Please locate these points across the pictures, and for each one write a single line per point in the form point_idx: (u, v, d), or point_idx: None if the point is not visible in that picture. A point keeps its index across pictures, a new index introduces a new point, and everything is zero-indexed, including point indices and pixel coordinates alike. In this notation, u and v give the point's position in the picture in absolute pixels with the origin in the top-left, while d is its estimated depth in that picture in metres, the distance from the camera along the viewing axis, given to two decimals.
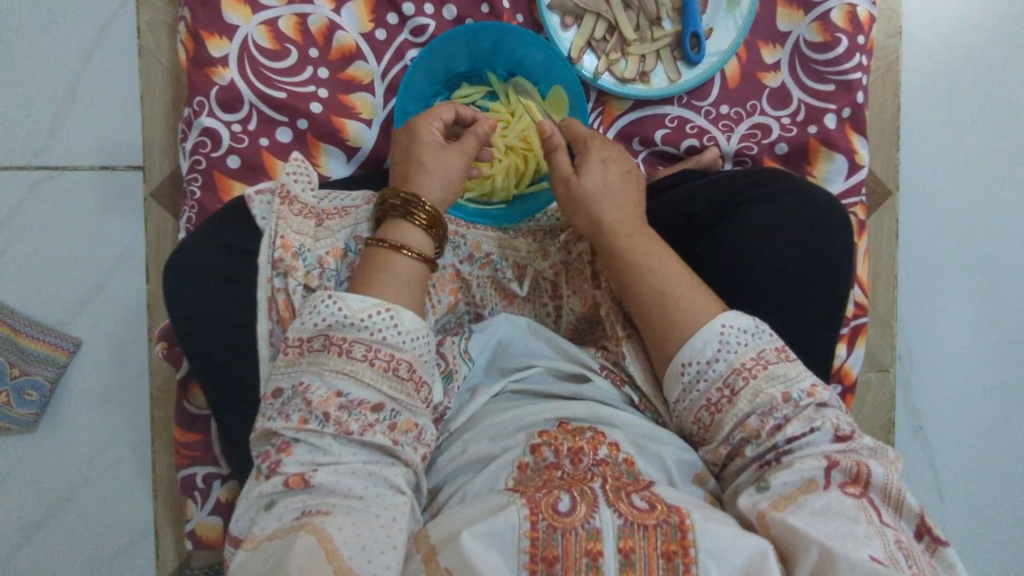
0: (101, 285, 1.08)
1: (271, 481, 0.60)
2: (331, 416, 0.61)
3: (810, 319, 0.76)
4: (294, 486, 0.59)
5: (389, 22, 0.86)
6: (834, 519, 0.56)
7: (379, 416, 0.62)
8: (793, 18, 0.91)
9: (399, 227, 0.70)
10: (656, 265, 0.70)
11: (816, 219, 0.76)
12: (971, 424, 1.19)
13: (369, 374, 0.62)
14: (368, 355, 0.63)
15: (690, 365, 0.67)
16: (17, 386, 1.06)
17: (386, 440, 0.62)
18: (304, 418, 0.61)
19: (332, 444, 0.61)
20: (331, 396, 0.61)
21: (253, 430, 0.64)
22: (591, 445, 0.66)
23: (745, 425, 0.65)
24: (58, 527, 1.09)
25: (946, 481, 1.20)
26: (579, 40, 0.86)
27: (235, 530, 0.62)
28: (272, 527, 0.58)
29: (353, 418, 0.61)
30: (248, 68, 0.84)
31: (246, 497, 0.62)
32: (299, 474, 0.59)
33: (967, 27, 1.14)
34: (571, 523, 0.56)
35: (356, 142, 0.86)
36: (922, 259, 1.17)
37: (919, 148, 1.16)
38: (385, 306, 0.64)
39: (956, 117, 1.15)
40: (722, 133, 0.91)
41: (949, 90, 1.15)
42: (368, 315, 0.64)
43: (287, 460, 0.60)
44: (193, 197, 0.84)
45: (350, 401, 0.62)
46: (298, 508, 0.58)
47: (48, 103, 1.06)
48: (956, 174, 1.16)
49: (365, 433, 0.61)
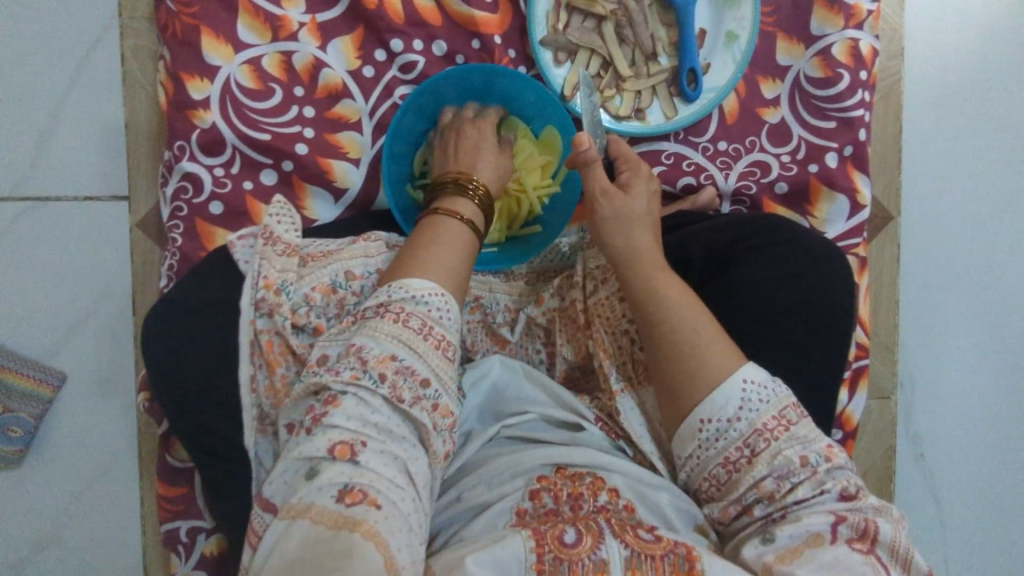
0: (87, 318, 1.06)
1: (314, 441, 0.56)
2: (386, 378, 0.58)
3: (821, 375, 0.72)
4: (339, 455, 0.55)
5: (377, 59, 0.84)
6: (841, 574, 0.55)
7: (426, 391, 0.60)
8: (793, 52, 0.88)
9: (456, 199, 0.71)
10: (680, 307, 0.66)
11: (822, 268, 0.73)
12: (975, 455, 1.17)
13: (423, 347, 0.61)
14: (423, 330, 0.61)
15: (709, 422, 0.63)
16: (1, 422, 1.03)
17: (428, 420, 0.59)
18: (355, 375, 0.58)
19: (381, 407, 0.58)
20: (387, 359, 0.59)
21: (298, 384, 0.60)
22: (590, 491, 0.65)
23: (760, 486, 0.61)
24: (43, 565, 1.06)
25: (948, 511, 1.18)
26: (572, 76, 0.83)
27: (267, 492, 0.58)
28: (313, 497, 0.54)
29: (405, 386, 0.59)
30: (230, 110, 0.81)
31: (283, 459, 0.58)
32: (346, 443, 0.56)
33: (969, 51, 1.12)
34: (576, 555, 0.56)
35: (343, 183, 0.84)
36: (922, 287, 1.16)
37: (920, 175, 1.14)
38: (441, 291, 0.64)
39: (958, 143, 1.13)
40: (720, 170, 0.88)
41: (950, 115, 1.13)
42: (428, 293, 0.63)
43: (333, 412, 0.57)
44: (174, 244, 0.81)
45: (405, 367, 0.59)
46: (341, 482, 0.55)
47: (30, 132, 1.04)
48: (959, 200, 1.14)
49: (414, 405, 0.59)
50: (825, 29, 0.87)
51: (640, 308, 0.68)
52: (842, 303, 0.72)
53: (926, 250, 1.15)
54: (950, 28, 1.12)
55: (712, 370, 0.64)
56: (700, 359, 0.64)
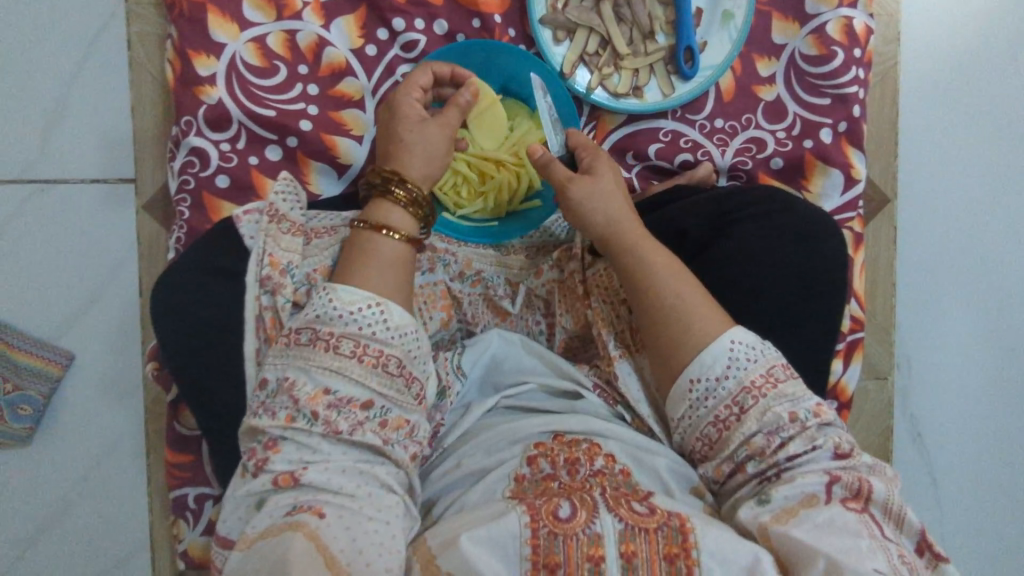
0: (95, 299, 1.07)
1: (259, 480, 0.60)
2: (320, 415, 0.61)
3: (811, 336, 0.75)
4: (283, 484, 0.60)
5: (379, 38, 0.85)
6: (836, 533, 0.57)
7: (369, 413, 0.62)
8: (788, 31, 0.90)
9: (381, 207, 0.68)
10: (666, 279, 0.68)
11: (812, 238, 0.75)
12: (973, 438, 1.17)
13: (358, 370, 0.62)
14: (356, 352, 0.62)
15: (700, 381, 0.65)
16: (11, 401, 1.05)
17: (377, 440, 0.62)
18: (290, 416, 0.61)
19: (321, 443, 0.61)
20: (319, 394, 0.61)
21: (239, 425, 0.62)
22: (587, 456, 0.67)
23: (751, 443, 0.63)
24: (53, 541, 1.08)
25: (948, 491, 1.19)
26: (571, 55, 0.85)
27: (223, 529, 0.63)
28: (264, 525, 0.59)
29: (342, 417, 0.61)
30: (236, 86, 0.83)
31: (233, 497, 0.62)
32: (288, 472, 0.60)
33: (976, 32, 1.11)
34: (571, 529, 0.57)
35: (346, 159, 0.86)
36: (922, 268, 1.17)
37: (921, 157, 1.14)
38: (374, 301, 0.64)
39: (962, 126, 1.12)
40: (716, 147, 0.90)
41: (957, 96, 1.12)
42: (359, 308, 0.63)
43: (275, 458, 0.60)
44: (181, 218, 0.83)
45: (339, 399, 0.61)
46: (289, 505, 0.59)
47: (37, 117, 1.05)
48: (962, 183, 1.13)
49: (354, 432, 0.62)
50: (820, 8, 0.89)
51: (625, 280, 0.70)
52: (830, 272, 0.75)
53: (920, 231, 1.16)
54: (954, 10, 1.11)
55: (699, 334, 0.66)
56: (685, 325, 0.67)
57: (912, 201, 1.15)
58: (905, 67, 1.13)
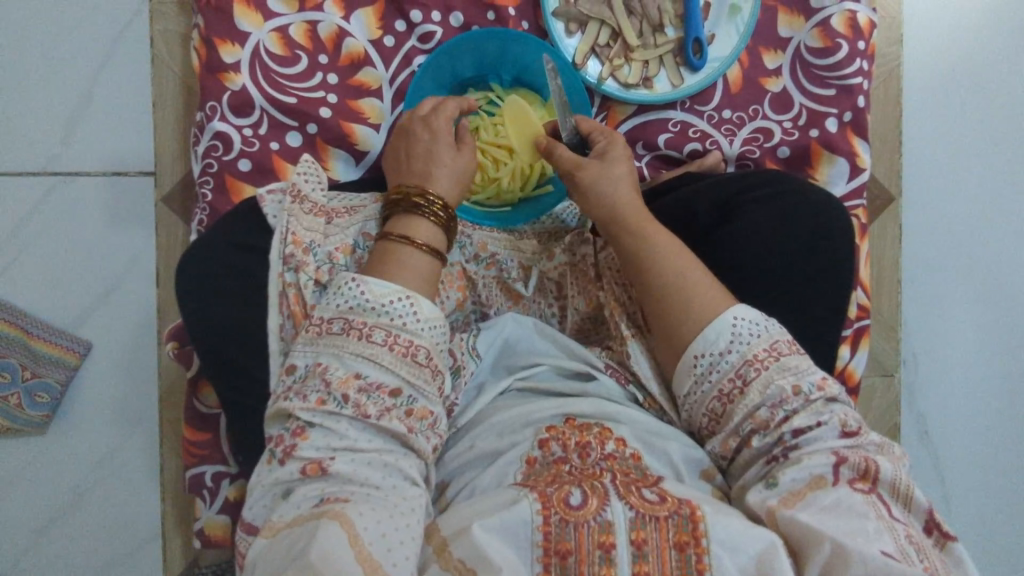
0: (112, 289, 1.07)
1: (287, 467, 0.60)
2: (350, 399, 0.61)
3: (819, 314, 0.77)
4: (311, 473, 0.59)
5: (397, 29, 0.91)
6: (843, 516, 0.56)
7: (397, 401, 0.62)
8: (794, 24, 0.95)
9: (409, 222, 0.69)
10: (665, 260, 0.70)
11: (817, 219, 0.77)
12: (985, 440, 1.15)
13: (388, 359, 0.62)
14: (387, 341, 0.62)
15: (703, 356, 0.66)
16: (28, 388, 1.05)
17: (402, 427, 0.62)
18: (321, 399, 0.60)
19: (349, 428, 0.61)
20: (350, 378, 0.61)
21: (266, 410, 0.63)
22: (598, 440, 0.66)
23: (755, 416, 0.64)
24: (66, 529, 1.08)
25: (965, 495, 1.16)
26: (583, 46, 0.89)
27: (248, 517, 0.62)
28: (292, 513, 0.58)
29: (371, 401, 0.61)
30: (260, 74, 0.89)
31: (259, 485, 0.62)
32: (316, 461, 0.59)
33: (992, 30, 1.11)
34: (583, 517, 0.56)
35: (364, 146, 0.91)
36: (941, 266, 1.14)
37: (945, 154, 1.13)
38: (406, 294, 0.64)
39: (980, 123, 1.12)
40: (725, 136, 0.95)
41: (974, 93, 1.12)
42: (390, 300, 0.63)
43: (303, 445, 0.60)
44: (204, 199, 0.88)
45: (370, 383, 0.62)
46: (316, 495, 0.58)
47: (61, 110, 1.05)
48: (982, 179, 1.13)
49: (382, 418, 0.61)
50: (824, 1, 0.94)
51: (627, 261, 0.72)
52: (834, 254, 0.77)
53: (932, 230, 1.13)
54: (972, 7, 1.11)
55: (700, 311, 0.67)
56: (682, 304, 0.68)
57: (937, 197, 1.13)
58: (929, 61, 1.12)
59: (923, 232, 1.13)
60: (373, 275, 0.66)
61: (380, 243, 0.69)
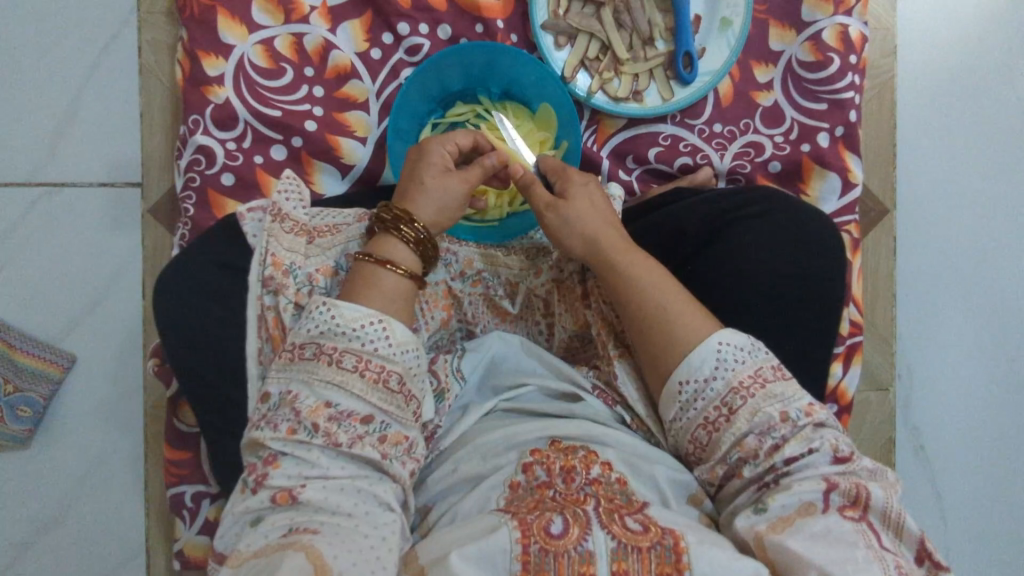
0: (97, 302, 1.05)
1: (258, 496, 0.59)
2: (320, 427, 0.59)
3: (807, 333, 0.76)
4: (281, 502, 0.57)
5: (384, 42, 0.90)
6: (833, 544, 0.55)
7: (369, 428, 0.61)
8: (786, 38, 0.94)
9: (385, 242, 0.68)
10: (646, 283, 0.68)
11: (806, 240, 0.76)
12: (978, 455, 1.13)
13: (360, 386, 0.61)
14: (358, 366, 0.61)
15: (688, 383, 0.65)
16: (11, 403, 1.03)
17: (375, 454, 0.60)
18: (292, 428, 0.59)
19: (321, 457, 0.59)
20: (320, 407, 0.60)
21: (241, 440, 0.62)
22: (583, 464, 0.64)
23: (743, 444, 0.63)
24: (47, 546, 1.06)
25: (957, 515, 1.13)
26: (572, 59, 0.89)
27: (220, 546, 0.61)
28: (258, 544, 0.56)
29: (342, 430, 0.60)
30: (244, 87, 0.88)
31: (231, 513, 0.60)
32: (286, 490, 0.58)
33: (986, 43, 1.11)
34: (563, 547, 0.54)
35: (350, 159, 0.90)
36: (937, 278, 1.13)
37: (940, 167, 1.11)
38: (378, 318, 0.63)
39: (976, 137, 1.11)
40: (715, 150, 0.94)
41: (970, 106, 1.11)
42: (361, 325, 0.62)
43: (274, 473, 0.59)
44: (187, 214, 0.88)
45: (340, 412, 0.60)
46: (285, 525, 0.57)
47: (46, 121, 1.04)
48: (978, 194, 1.11)
49: (354, 446, 0.60)
50: (816, 15, 0.93)
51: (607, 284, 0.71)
52: (826, 271, 0.76)
53: (927, 244, 1.12)
54: (968, 20, 1.10)
55: (687, 339, 0.66)
56: (665, 334, 0.66)
57: (932, 209, 1.12)
58: (923, 75, 1.11)
59: (918, 245, 1.12)
60: (346, 300, 0.64)
61: (355, 266, 0.68)
